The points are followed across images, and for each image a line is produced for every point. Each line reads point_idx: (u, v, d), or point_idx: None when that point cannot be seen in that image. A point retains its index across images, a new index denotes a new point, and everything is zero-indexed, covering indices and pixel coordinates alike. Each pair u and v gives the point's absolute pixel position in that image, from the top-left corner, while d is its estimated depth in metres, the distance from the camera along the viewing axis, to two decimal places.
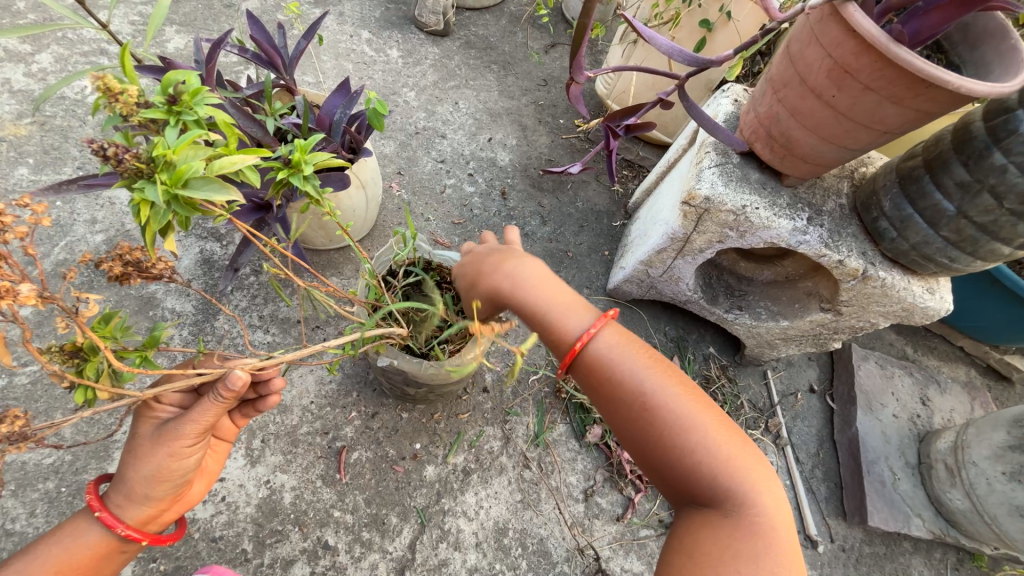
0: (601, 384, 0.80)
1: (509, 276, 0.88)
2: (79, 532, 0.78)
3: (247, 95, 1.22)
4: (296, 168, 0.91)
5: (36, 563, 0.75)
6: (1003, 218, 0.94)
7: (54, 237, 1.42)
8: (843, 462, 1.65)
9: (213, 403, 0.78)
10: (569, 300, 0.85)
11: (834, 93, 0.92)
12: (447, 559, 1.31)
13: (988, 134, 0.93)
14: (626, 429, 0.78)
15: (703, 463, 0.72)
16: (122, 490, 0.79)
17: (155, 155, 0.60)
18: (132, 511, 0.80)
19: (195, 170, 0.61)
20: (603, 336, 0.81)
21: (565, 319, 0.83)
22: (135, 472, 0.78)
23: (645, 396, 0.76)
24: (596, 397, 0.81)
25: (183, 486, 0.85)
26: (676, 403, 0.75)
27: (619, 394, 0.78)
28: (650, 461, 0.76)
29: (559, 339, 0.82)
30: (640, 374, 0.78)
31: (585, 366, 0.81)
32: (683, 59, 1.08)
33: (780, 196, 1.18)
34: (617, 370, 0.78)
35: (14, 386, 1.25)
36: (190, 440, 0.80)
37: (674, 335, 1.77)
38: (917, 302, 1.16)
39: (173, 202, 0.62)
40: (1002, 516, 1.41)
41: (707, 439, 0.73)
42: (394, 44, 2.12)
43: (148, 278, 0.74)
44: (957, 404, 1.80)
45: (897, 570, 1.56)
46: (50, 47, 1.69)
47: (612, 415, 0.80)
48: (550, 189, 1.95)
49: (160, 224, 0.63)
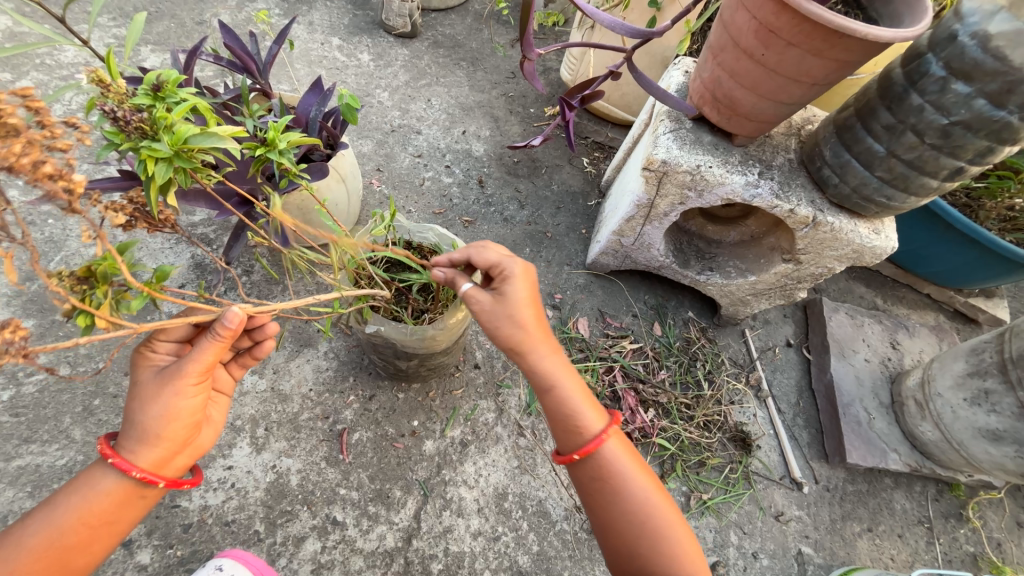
0: (604, 477, 0.91)
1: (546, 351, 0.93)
2: (95, 480, 0.81)
3: (225, 99, 1.28)
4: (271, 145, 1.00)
5: (58, 512, 0.79)
6: (926, 153, 1.03)
7: (49, 252, 1.48)
8: (822, 409, 1.74)
9: (212, 342, 0.84)
10: (591, 397, 0.94)
11: (763, 52, 1.01)
12: (451, 525, 1.37)
13: (906, 79, 1.02)
14: (616, 516, 0.89)
15: (674, 554, 0.86)
16: (133, 435, 0.82)
17: (156, 118, 0.67)
18: (146, 455, 0.83)
19: (190, 128, 0.66)
20: (612, 441, 0.92)
21: (582, 418, 0.92)
22: (145, 414, 0.82)
23: (641, 496, 0.89)
24: (593, 487, 0.92)
25: (194, 431, 0.89)
26: (659, 501, 0.90)
27: (614, 490, 0.90)
28: (623, 551, 0.89)
29: (576, 433, 0.92)
30: (638, 476, 0.91)
31: (596, 460, 0.91)
32: (627, 32, 1.16)
33: (731, 155, 1.27)
34: (624, 471, 0.91)
35: (23, 395, 1.31)
36: (194, 378, 0.85)
37: (654, 303, 1.85)
38: (865, 242, 1.25)
39: (176, 159, 0.68)
40: (968, 440, 1.50)
41: (679, 533, 0.88)
42: (364, 48, 2.20)
43: (152, 225, 0.80)
44: (926, 345, 1.90)
45: (879, 505, 1.65)
46: (29, 74, 1.75)
47: (600, 507, 0.91)
48: (525, 174, 2.03)
49: (162, 180, 0.68)
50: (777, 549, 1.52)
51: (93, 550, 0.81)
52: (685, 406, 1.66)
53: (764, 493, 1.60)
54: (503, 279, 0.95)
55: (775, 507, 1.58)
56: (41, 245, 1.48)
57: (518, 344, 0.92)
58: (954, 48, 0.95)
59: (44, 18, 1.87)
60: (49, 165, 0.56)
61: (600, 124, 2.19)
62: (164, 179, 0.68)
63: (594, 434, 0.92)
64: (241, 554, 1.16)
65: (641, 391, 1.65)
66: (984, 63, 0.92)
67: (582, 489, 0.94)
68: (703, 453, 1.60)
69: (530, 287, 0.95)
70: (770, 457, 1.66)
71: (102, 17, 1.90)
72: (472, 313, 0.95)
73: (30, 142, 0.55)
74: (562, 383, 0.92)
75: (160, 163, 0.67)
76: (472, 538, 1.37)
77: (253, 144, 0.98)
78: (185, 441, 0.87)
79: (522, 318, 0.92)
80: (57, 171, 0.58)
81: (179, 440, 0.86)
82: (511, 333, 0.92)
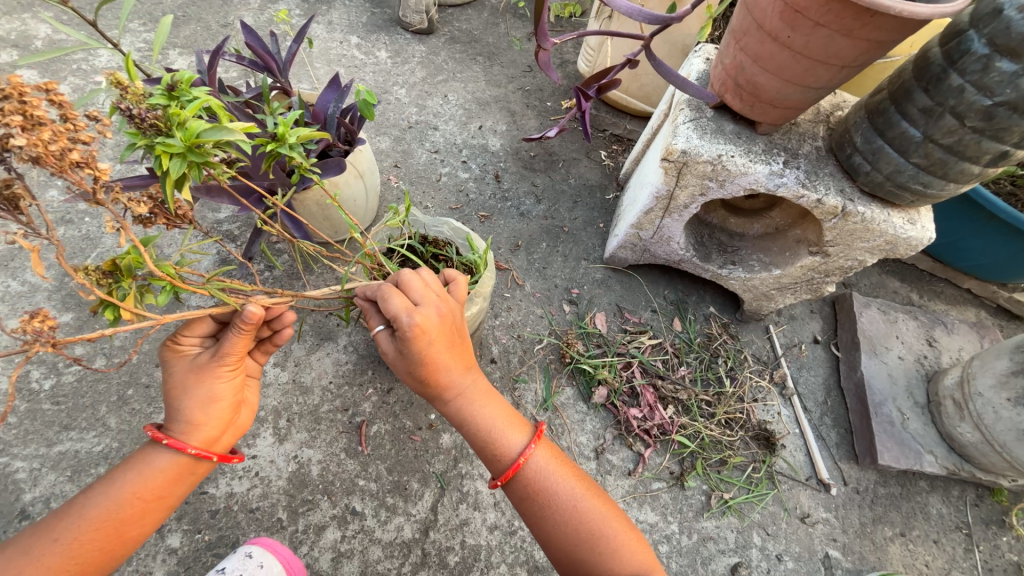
0: (535, 495, 0.92)
1: (457, 384, 0.93)
2: (149, 459, 0.85)
3: (247, 97, 1.31)
4: (281, 140, 0.99)
5: (115, 488, 0.83)
6: (967, 137, 0.97)
7: (86, 250, 1.54)
8: (851, 408, 1.67)
9: (237, 335, 0.87)
10: (510, 417, 0.97)
11: (789, 34, 0.97)
12: (467, 518, 1.38)
13: (945, 58, 0.97)
14: (554, 531, 0.91)
15: (615, 550, 0.88)
16: (180, 419, 0.86)
17: (170, 114, 0.68)
18: (197, 435, 0.88)
19: (202, 123, 0.67)
20: (537, 455, 0.94)
21: (505, 439, 0.94)
22: (189, 400, 0.87)
23: (572, 502, 0.91)
24: (526, 507, 0.94)
25: (235, 413, 0.93)
26: (590, 502, 0.92)
27: (550, 505, 0.92)
28: (570, 561, 0.90)
29: (501, 457, 0.94)
30: (565, 483, 0.93)
31: (522, 480, 0.93)
32: (644, 18, 1.13)
33: (755, 143, 1.23)
34: (551, 483, 0.93)
35: (63, 384, 1.38)
36: (230, 363, 0.90)
37: (674, 298, 1.81)
38: (899, 233, 1.19)
39: (189, 154, 0.69)
40: (1011, 442, 1.42)
41: (619, 527, 0.91)
42: (382, 46, 2.21)
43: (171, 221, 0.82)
44: (966, 343, 1.80)
45: (913, 508, 1.58)
46: (66, 79, 1.83)
47: (538, 525, 0.93)
48: (542, 168, 2.02)
49: (176, 175, 0.69)
50: (803, 552, 1.47)
51: (147, 523, 0.85)
52: (705, 403, 1.62)
53: (789, 493, 1.55)
54: (400, 333, 0.86)
55: (801, 508, 1.53)
56: (79, 242, 1.55)
57: (426, 384, 0.92)
58: (998, 23, 0.88)
59: (79, 25, 1.96)
60: (77, 154, 0.60)
61: (619, 116, 2.15)
62: (178, 174, 0.69)
63: (514, 455, 0.93)
64: (269, 543, 1.19)
65: (660, 388, 1.62)
66: None
67: (518, 510, 0.96)
68: (725, 451, 1.56)
69: (425, 340, 0.86)
70: (796, 457, 1.61)
71: (132, 22, 1.98)
72: (382, 356, 0.92)
73: (64, 135, 0.59)
74: (477, 410, 0.94)
75: (173, 158, 0.68)
76: (488, 531, 1.37)
77: (262, 140, 0.97)
78: (229, 421, 0.92)
79: (422, 366, 0.89)
80: (84, 159, 0.62)
81: (222, 421, 0.90)
82: (415, 377, 0.91)
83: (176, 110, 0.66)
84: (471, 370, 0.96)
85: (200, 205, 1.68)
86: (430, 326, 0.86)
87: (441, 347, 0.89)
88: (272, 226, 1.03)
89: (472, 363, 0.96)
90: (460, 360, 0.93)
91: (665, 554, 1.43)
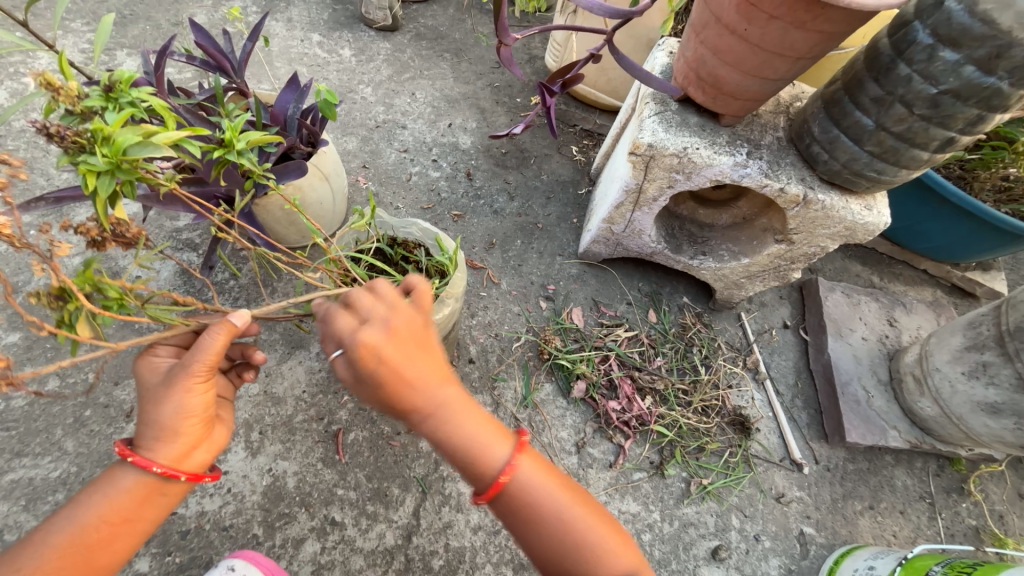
0: (521, 508, 0.90)
1: (430, 401, 0.88)
2: (116, 479, 0.80)
3: (200, 100, 1.24)
4: (229, 146, 0.94)
5: (81, 510, 0.78)
6: (916, 125, 1.01)
7: (30, 264, 1.45)
8: (820, 389, 1.73)
9: (214, 341, 0.80)
10: (491, 429, 0.92)
11: (745, 26, 0.99)
12: (450, 520, 1.37)
13: (892, 49, 1.00)
14: (540, 541, 0.90)
15: (602, 556, 0.88)
16: (150, 433, 0.80)
17: (93, 130, 0.63)
18: (166, 451, 0.81)
19: (128, 137, 0.63)
20: (521, 469, 0.91)
21: (488, 454, 0.90)
22: (160, 412, 0.80)
23: (558, 514, 0.90)
24: (510, 519, 0.91)
25: (208, 428, 0.86)
26: (576, 511, 0.91)
27: (535, 517, 0.90)
28: (556, 567, 0.90)
29: (484, 472, 0.90)
30: (552, 494, 0.91)
31: (506, 494, 0.90)
32: (605, 13, 1.12)
33: (719, 135, 1.25)
34: (537, 495, 0.91)
35: (13, 409, 1.30)
36: (202, 375, 0.82)
37: (648, 290, 1.84)
38: (858, 219, 1.24)
39: (117, 171, 0.65)
40: (967, 415, 1.50)
41: (606, 532, 0.91)
42: (346, 43, 2.16)
43: (120, 242, 0.77)
44: (924, 321, 1.89)
45: (880, 482, 1.65)
46: (3, 83, 1.72)
47: (524, 534, 0.91)
48: (514, 165, 2.00)
49: (106, 194, 0.66)
50: (779, 531, 1.52)
51: (116, 548, 0.80)
52: (682, 392, 1.65)
53: (764, 475, 1.59)
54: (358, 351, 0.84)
55: (776, 489, 1.58)
56: (24, 257, 1.46)
57: (395, 406, 0.88)
58: (940, 14, 0.92)
59: (13, 25, 1.84)
60: None
61: (588, 111, 2.16)
62: (108, 193, 0.66)
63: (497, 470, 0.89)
64: (252, 554, 1.15)
65: (638, 379, 1.64)
66: (972, 27, 0.89)
67: (505, 523, 0.94)
68: (702, 438, 1.59)
69: (378, 360, 0.84)
70: (770, 440, 1.65)
71: (74, 22, 1.87)
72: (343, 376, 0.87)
73: None
74: (456, 426, 0.89)
75: (100, 177, 0.65)
76: (472, 533, 1.36)
77: (210, 146, 0.93)
78: (202, 436, 0.85)
79: (386, 388, 0.85)
80: None
81: (195, 435, 0.83)
82: (381, 398, 0.87)
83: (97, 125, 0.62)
84: (446, 384, 0.90)
85: (156, 214, 1.61)
86: (380, 345, 0.84)
87: (406, 360, 0.85)
88: (228, 235, 0.97)
89: (447, 377, 0.90)
90: (430, 376, 0.88)
91: (648, 542, 1.45)
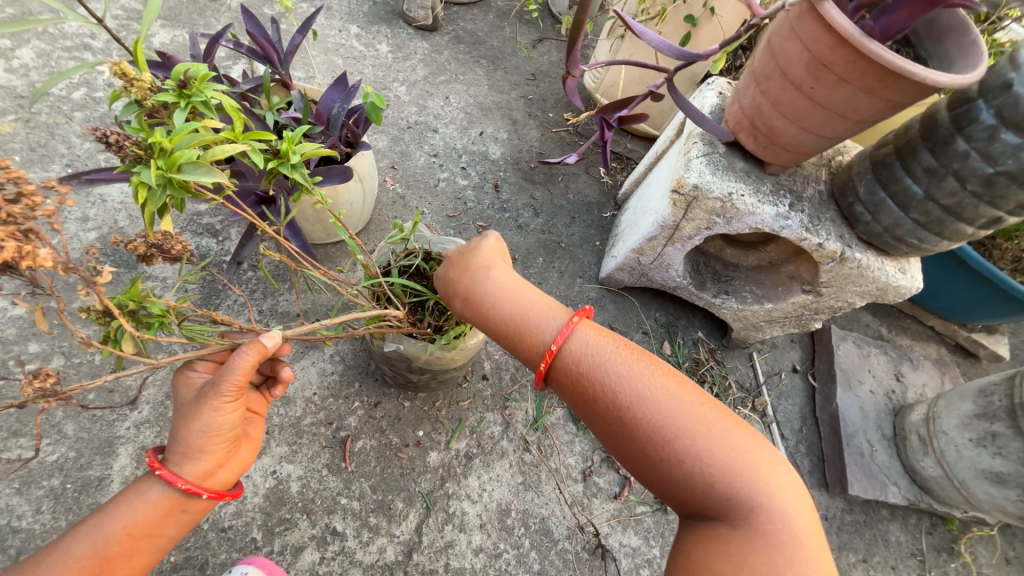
0: (583, 386, 0.85)
1: (474, 287, 0.97)
2: (142, 491, 0.78)
3: (244, 90, 1.21)
4: (283, 158, 0.91)
5: (106, 520, 0.75)
6: (966, 200, 1.02)
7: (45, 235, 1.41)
8: (825, 438, 1.74)
9: (242, 362, 0.77)
10: (549, 307, 0.93)
11: (812, 85, 0.99)
12: (452, 540, 1.35)
13: (952, 122, 1.01)
14: (619, 431, 0.80)
15: (702, 454, 0.73)
16: (178, 448, 0.78)
17: (151, 142, 0.62)
18: (192, 467, 0.79)
19: (186, 155, 0.63)
20: (578, 340, 0.87)
21: (542, 327, 0.91)
22: (187, 430, 0.78)
23: (633, 395, 0.80)
24: (580, 403, 0.86)
25: (233, 447, 0.84)
26: (657, 394, 0.79)
27: (601, 400, 0.82)
28: (648, 464, 0.77)
29: (539, 346, 0.90)
30: (620, 370, 0.83)
31: (564, 371, 0.87)
32: (672, 53, 1.11)
33: (764, 183, 1.25)
34: (603, 370, 0.84)
35: (13, 385, 1.25)
36: (230, 395, 0.79)
37: (665, 321, 1.83)
38: (891, 281, 1.25)
39: (168, 184, 0.64)
40: (970, 479, 1.52)
41: (702, 427, 0.76)
42: (383, 39, 2.13)
43: (169, 256, 0.74)
44: (929, 379, 1.92)
45: (875, 536, 1.66)
46: (30, 42, 1.66)
47: (600, 423, 0.83)
48: (541, 181, 1.99)
49: (156, 207, 0.65)
50: None
51: (134, 562, 0.78)
52: None
53: None
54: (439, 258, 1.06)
55: None
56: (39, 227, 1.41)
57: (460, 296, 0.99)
58: (1007, 96, 0.93)
59: None
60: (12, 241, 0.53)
61: (620, 134, 2.15)
62: (158, 205, 0.65)
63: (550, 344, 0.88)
64: (265, 564, 1.14)
65: None
66: None
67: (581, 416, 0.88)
68: None
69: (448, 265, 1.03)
70: None
71: None
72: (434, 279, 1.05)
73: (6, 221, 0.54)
74: (511, 299, 0.94)
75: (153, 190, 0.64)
76: (473, 554, 1.35)
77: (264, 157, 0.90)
78: (227, 454, 0.83)
79: (452, 287, 1.01)
80: (21, 251, 0.54)
81: (220, 454, 0.81)
82: (451, 293, 1.01)
83: (157, 139, 0.61)
84: (499, 271, 0.98)
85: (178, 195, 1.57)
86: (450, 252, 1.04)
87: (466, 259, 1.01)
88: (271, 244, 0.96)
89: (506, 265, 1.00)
90: (491, 268, 0.99)
91: None
